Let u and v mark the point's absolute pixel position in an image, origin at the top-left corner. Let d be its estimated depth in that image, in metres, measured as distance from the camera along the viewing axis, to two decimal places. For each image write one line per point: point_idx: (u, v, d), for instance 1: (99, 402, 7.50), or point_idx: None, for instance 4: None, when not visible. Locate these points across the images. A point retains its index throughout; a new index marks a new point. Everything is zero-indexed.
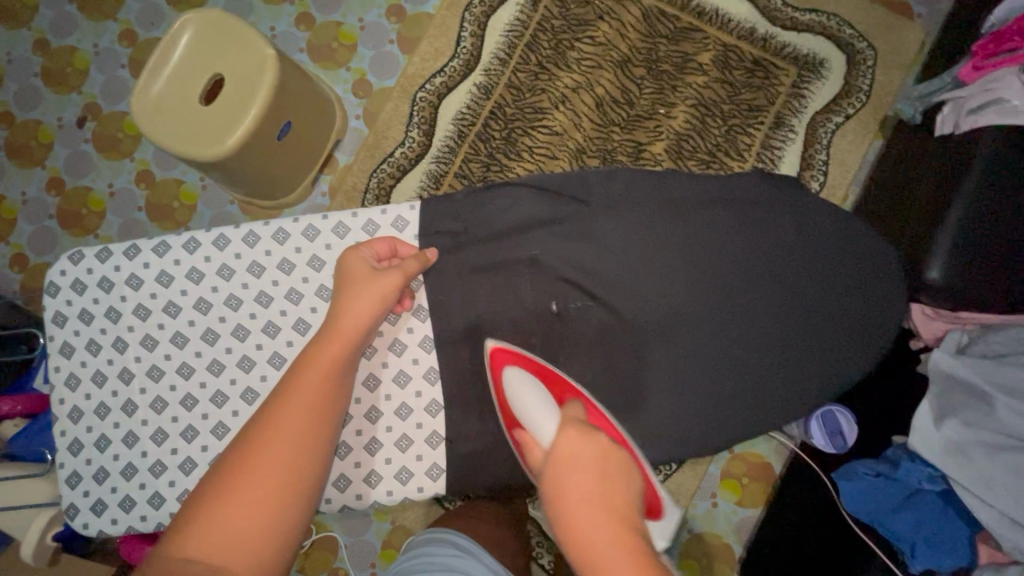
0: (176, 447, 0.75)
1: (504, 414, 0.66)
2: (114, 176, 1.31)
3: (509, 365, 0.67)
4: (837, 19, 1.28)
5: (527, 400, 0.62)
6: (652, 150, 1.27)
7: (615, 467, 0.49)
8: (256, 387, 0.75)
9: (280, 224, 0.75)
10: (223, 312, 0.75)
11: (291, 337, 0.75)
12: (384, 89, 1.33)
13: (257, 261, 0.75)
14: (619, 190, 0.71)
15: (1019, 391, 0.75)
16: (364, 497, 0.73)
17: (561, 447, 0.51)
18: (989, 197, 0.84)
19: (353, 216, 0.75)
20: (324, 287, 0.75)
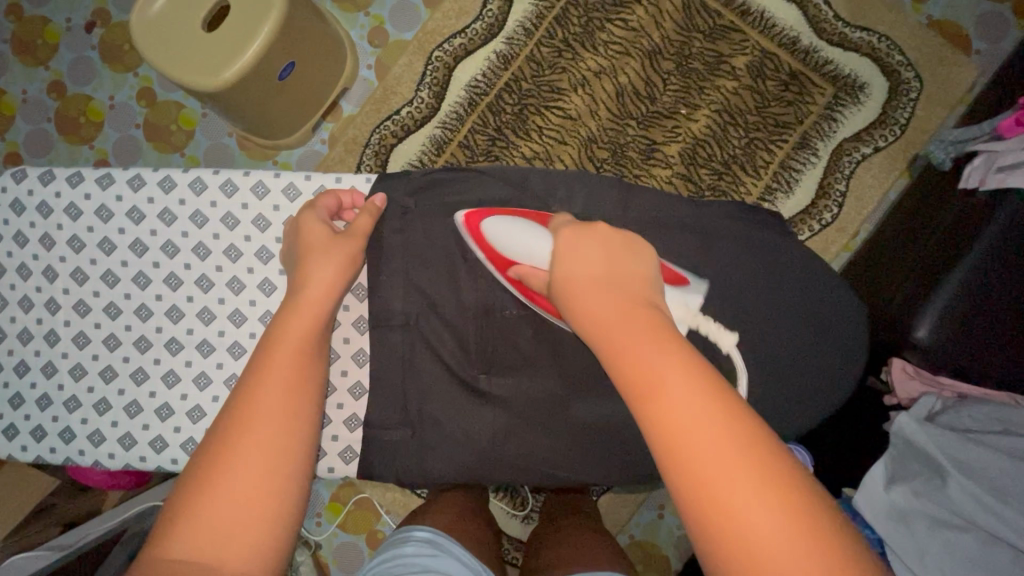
0: (124, 388, 0.75)
1: (493, 263, 0.66)
2: (116, 89, 1.28)
3: (487, 217, 0.66)
4: (888, 41, 1.20)
5: (512, 234, 0.63)
6: (666, 152, 1.21)
7: (624, 274, 0.51)
8: (213, 341, 0.75)
9: (260, 177, 0.75)
10: (160, 258, 0.75)
11: (254, 297, 0.75)
12: (401, 42, 1.27)
13: (201, 211, 0.75)
14: (601, 200, 0.69)
15: (975, 471, 0.73)
16: None
17: (564, 268, 0.53)
18: (997, 267, 0.80)
19: (306, 180, 0.74)
20: (265, 248, 0.74)
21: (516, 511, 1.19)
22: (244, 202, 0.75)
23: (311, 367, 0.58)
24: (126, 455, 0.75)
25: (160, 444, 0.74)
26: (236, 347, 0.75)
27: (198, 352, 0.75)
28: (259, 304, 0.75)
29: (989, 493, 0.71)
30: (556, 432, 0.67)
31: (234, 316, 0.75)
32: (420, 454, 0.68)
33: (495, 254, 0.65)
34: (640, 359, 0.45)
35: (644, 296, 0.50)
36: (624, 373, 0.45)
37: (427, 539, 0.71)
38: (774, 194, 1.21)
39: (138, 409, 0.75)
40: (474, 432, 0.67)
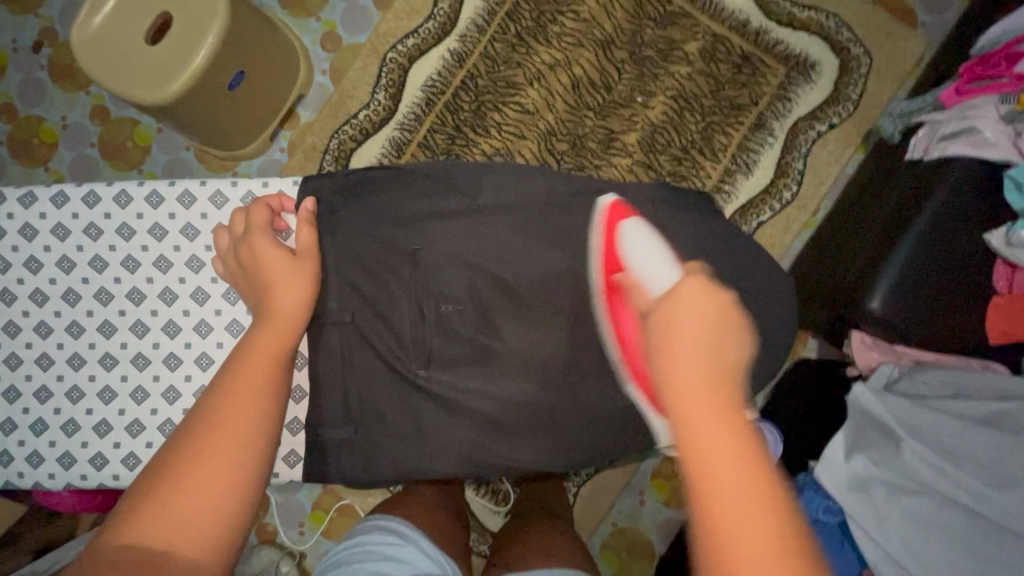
0: (60, 407, 0.74)
1: (602, 261, 0.62)
2: (68, 109, 1.26)
3: (628, 216, 0.60)
4: (836, 19, 1.21)
5: (647, 252, 0.54)
6: (624, 141, 1.22)
7: (727, 324, 0.46)
8: (148, 354, 0.75)
9: (187, 186, 0.75)
10: (87, 273, 0.75)
11: (187, 306, 0.75)
12: (354, 45, 1.27)
13: (127, 223, 0.75)
14: (544, 190, 0.69)
15: (927, 436, 0.74)
16: None
17: (680, 293, 0.47)
18: (942, 236, 0.82)
19: (233, 186, 0.75)
20: (195, 257, 0.75)
21: (498, 506, 1.19)
22: (171, 213, 0.75)
23: (284, 379, 0.59)
24: (66, 475, 0.74)
25: (100, 461, 0.74)
26: (171, 358, 0.75)
27: (133, 365, 0.75)
28: (194, 314, 0.75)
29: (940, 457, 0.73)
30: (508, 428, 0.66)
31: (168, 328, 0.75)
32: (375, 457, 0.68)
33: (610, 252, 0.60)
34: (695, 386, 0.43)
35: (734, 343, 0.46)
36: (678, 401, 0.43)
37: (393, 530, 0.71)
38: (733, 176, 1.22)
39: (76, 427, 0.74)
40: (425, 432, 0.67)
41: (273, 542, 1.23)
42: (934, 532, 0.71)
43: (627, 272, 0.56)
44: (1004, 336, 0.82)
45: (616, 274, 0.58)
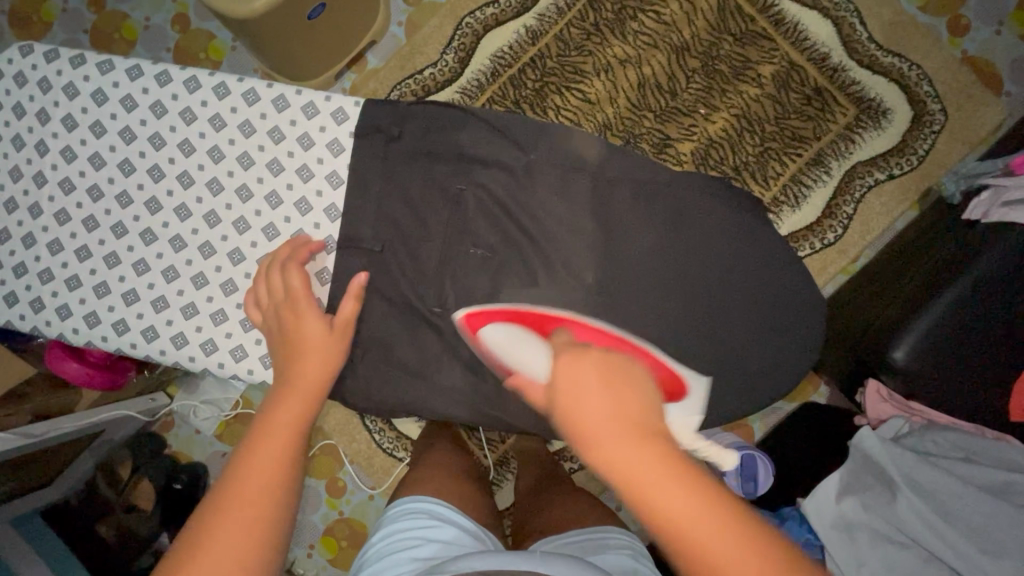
0: (68, 262, 0.73)
1: (497, 368, 0.63)
2: (152, 12, 1.30)
3: (488, 321, 0.62)
4: (919, 71, 1.19)
5: (513, 349, 0.58)
6: (680, 148, 1.21)
7: (617, 379, 0.48)
8: (157, 231, 0.73)
9: (253, 84, 0.73)
10: (115, 142, 0.73)
11: (201, 194, 0.73)
12: (434, 4, 1.28)
13: (162, 102, 0.73)
14: (593, 161, 0.68)
15: (925, 492, 0.73)
16: (226, 368, 0.73)
17: (564, 378, 0.48)
18: (985, 300, 0.80)
19: (267, 87, 0.73)
20: (217, 148, 0.73)
21: None
22: (205, 101, 0.73)
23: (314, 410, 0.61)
24: (60, 325, 0.73)
25: (94, 321, 0.73)
26: (177, 240, 0.73)
27: (140, 238, 0.73)
28: (235, 209, 0.73)
29: (937, 514, 0.71)
30: (508, 386, 0.67)
31: (180, 210, 0.73)
32: (375, 383, 0.69)
33: (496, 361, 0.62)
34: (649, 466, 0.44)
35: (639, 394, 0.48)
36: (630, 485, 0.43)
37: (425, 559, 0.56)
38: (780, 207, 1.20)
39: (78, 283, 0.73)
40: (431, 371, 0.68)
41: None
42: None
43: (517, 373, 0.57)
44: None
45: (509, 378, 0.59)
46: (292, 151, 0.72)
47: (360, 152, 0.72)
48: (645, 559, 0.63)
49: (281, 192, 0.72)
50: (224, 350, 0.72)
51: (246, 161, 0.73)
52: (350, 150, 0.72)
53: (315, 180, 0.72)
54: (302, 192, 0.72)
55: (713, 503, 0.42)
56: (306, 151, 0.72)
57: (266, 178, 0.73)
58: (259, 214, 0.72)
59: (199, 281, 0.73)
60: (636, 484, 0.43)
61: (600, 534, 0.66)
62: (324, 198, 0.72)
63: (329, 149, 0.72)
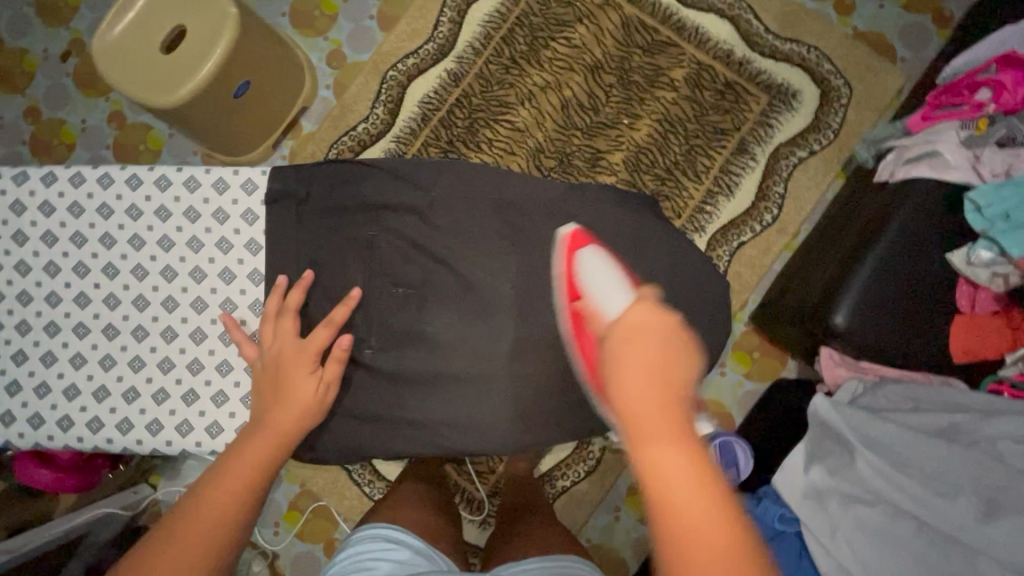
0: (5, 368, 0.74)
1: (566, 289, 0.61)
2: (88, 113, 1.34)
3: (582, 246, 0.62)
4: (817, 52, 1.26)
5: (598, 275, 0.56)
6: (609, 159, 1.26)
7: (681, 350, 0.48)
8: (89, 323, 0.75)
9: (164, 171, 0.76)
10: (37, 246, 0.75)
11: (127, 281, 0.75)
12: (358, 63, 1.34)
13: (79, 202, 0.75)
14: (509, 189, 0.72)
15: (880, 447, 0.75)
16: (175, 444, 0.74)
17: (632, 320, 0.49)
18: (908, 254, 0.84)
19: (177, 171, 0.76)
20: (137, 236, 0.75)
21: (473, 515, 1.19)
22: (120, 194, 0.76)
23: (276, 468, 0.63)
24: (5, 431, 0.73)
25: (38, 421, 0.73)
26: (110, 329, 0.75)
27: (73, 333, 0.75)
28: (162, 289, 0.75)
29: (892, 466, 0.73)
30: (463, 422, 0.67)
31: (108, 299, 0.75)
32: (335, 435, 0.70)
33: (571, 281, 0.60)
34: (668, 433, 0.44)
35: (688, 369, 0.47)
36: (638, 437, 0.44)
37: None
38: (714, 198, 1.25)
39: (18, 387, 0.74)
40: (385, 415, 0.69)
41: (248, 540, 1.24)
42: (886, 542, 0.71)
43: (585, 299, 0.56)
44: (967, 356, 0.84)
45: (576, 299, 0.58)
46: (209, 227, 0.75)
47: (286, 216, 0.74)
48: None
49: (204, 266, 0.75)
50: (168, 426, 0.73)
51: (166, 243, 0.75)
52: (263, 217, 0.74)
53: (234, 251, 0.75)
54: (223, 262, 0.75)
55: (716, 500, 0.43)
56: (222, 225, 0.75)
57: (188, 256, 0.75)
58: (186, 291, 0.75)
59: (137, 364, 0.74)
60: (641, 439, 0.44)
61: (561, 564, 0.70)
62: (245, 265, 0.74)
63: (243, 219, 0.75)
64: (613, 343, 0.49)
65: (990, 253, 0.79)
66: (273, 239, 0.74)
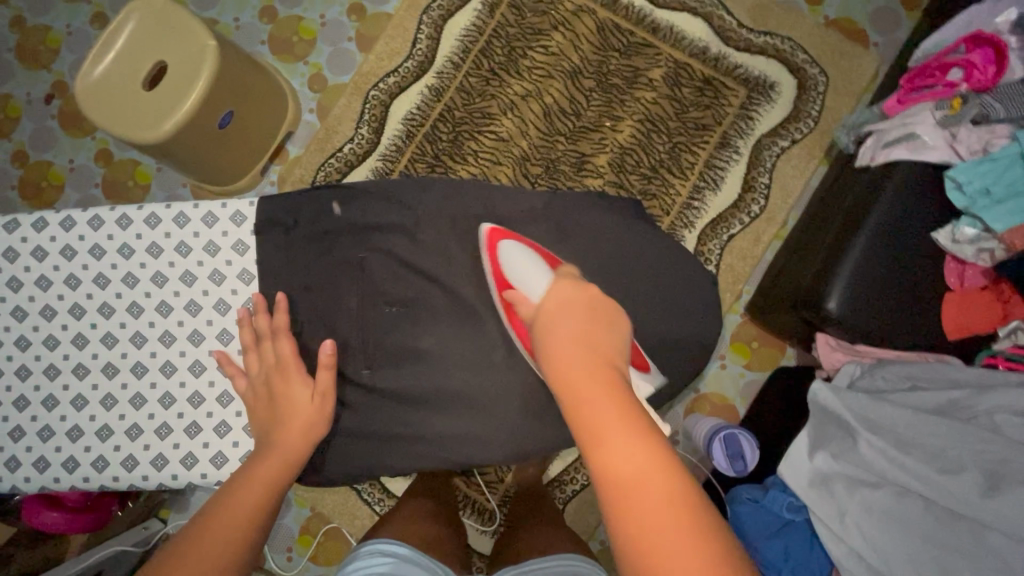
0: (7, 414, 0.74)
1: (495, 281, 0.67)
2: (75, 153, 1.35)
3: (507, 239, 0.67)
4: (791, 43, 1.28)
5: (523, 265, 0.64)
6: (595, 162, 1.27)
7: (599, 316, 0.55)
8: (88, 364, 0.75)
9: (153, 208, 0.76)
10: (33, 291, 0.76)
11: (124, 320, 0.75)
12: (339, 85, 1.36)
13: (70, 244, 0.76)
14: (496, 200, 0.73)
15: (883, 429, 0.76)
16: (181, 478, 0.74)
17: (554, 299, 0.57)
18: (894, 236, 0.85)
19: (166, 208, 0.76)
20: (130, 274, 0.76)
21: (485, 526, 1.19)
22: (110, 234, 0.76)
23: (281, 490, 0.63)
24: (11, 478, 0.73)
25: (43, 465, 0.73)
26: (109, 368, 0.75)
27: (73, 375, 0.75)
28: (159, 325, 0.75)
29: (896, 447, 0.74)
30: (468, 430, 0.68)
31: (106, 339, 0.75)
32: (341, 457, 0.71)
33: (500, 273, 0.66)
34: (598, 402, 0.48)
35: (611, 335, 0.54)
36: (571, 402, 0.50)
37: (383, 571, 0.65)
38: (702, 193, 1.26)
39: (21, 432, 0.74)
40: (389, 433, 0.70)
41: (262, 567, 1.23)
42: (895, 523, 0.72)
43: (515, 288, 0.63)
44: (959, 333, 0.86)
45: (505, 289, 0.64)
46: (201, 260, 0.76)
47: (277, 243, 0.75)
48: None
49: (198, 299, 0.75)
50: (173, 461, 0.73)
51: (160, 279, 0.75)
52: (254, 247, 0.75)
53: (227, 281, 0.75)
54: (217, 294, 0.75)
55: (665, 473, 0.45)
56: (213, 257, 0.75)
57: (182, 290, 0.75)
58: (182, 324, 0.75)
59: (138, 401, 0.74)
60: (575, 398, 0.49)
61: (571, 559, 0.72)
62: (239, 295, 0.75)
63: (234, 250, 0.75)
64: (542, 319, 0.56)
65: (974, 230, 0.81)
66: (267, 266, 0.74)
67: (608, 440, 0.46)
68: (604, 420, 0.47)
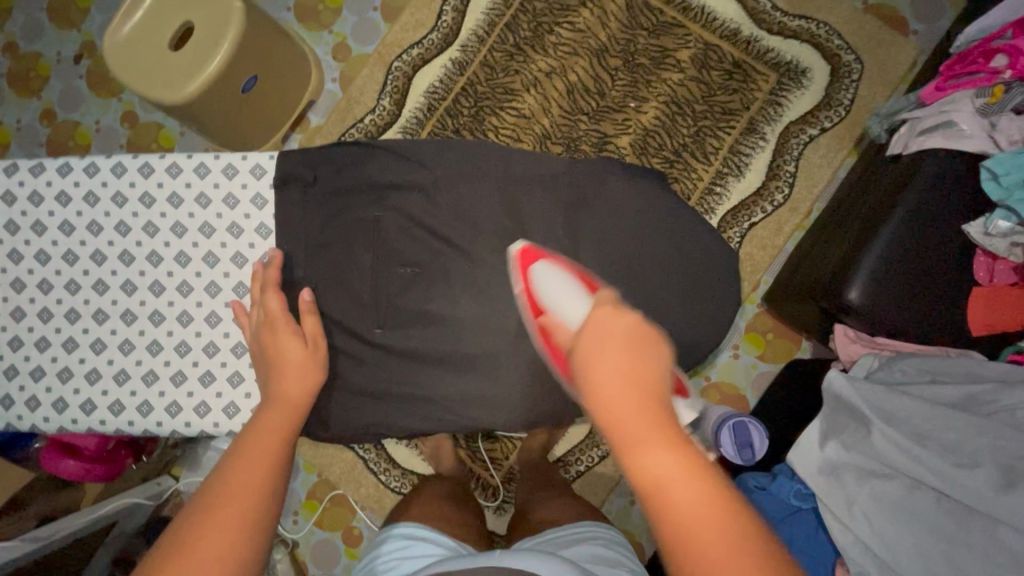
0: (29, 355, 0.76)
1: (528, 304, 0.61)
2: (101, 114, 1.37)
3: (538, 260, 0.61)
4: (827, 27, 1.24)
5: (557, 291, 0.56)
6: (618, 143, 1.26)
7: (651, 352, 0.46)
8: (107, 310, 0.76)
9: (175, 158, 0.77)
10: (56, 236, 0.77)
11: (143, 267, 0.76)
12: (363, 55, 1.35)
13: (94, 191, 0.77)
14: (514, 169, 0.72)
15: (896, 419, 0.75)
16: (193, 425, 0.75)
17: (598, 326, 0.48)
18: (923, 226, 0.83)
19: (188, 158, 0.77)
20: (150, 223, 0.77)
21: (488, 501, 1.20)
22: (133, 182, 0.77)
23: (293, 439, 0.62)
24: (31, 416, 0.75)
25: (62, 405, 0.75)
26: (128, 314, 0.76)
27: (93, 319, 0.76)
28: (177, 275, 0.76)
29: (910, 439, 0.72)
30: (477, 401, 0.68)
31: (126, 286, 0.76)
32: (348, 417, 0.71)
33: (532, 298, 0.60)
34: (640, 437, 0.43)
35: (663, 368, 0.46)
36: (617, 437, 0.44)
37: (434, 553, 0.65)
38: (725, 178, 1.23)
39: (42, 372, 0.76)
40: (399, 397, 0.70)
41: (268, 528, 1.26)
42: (904, 517, 0.71)
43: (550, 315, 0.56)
44: (987, 328, 0.83)
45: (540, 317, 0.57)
46: (220, 212, 0.76)
47: (295, 204, 0.75)
48: (619, 548, 0.68)
49: (216, 251, 0.76)
50: (187, 409, 0.75)
51: (179, 229, 0.76)
52: (273, 201, 0.76)
53: (246, 234, 0.76)
54: (235, 247, 0.76)
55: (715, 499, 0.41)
56: (232, 210, 0.76)
57: (201, 241, 0.76)
58: (200, 275, 0.76)
59: (154, 348, 0.76)
60: (619, 431, 0.43)
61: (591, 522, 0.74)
62: (257, 249, 0.76)
63: (253, 204, 0.76)
64: (580, 347, 0.48)
65: (1008, 223, 0.77)
66: (284, 225, 0.75)
67: (654, 466, 0.42)
68: (652, 453, 0.42)
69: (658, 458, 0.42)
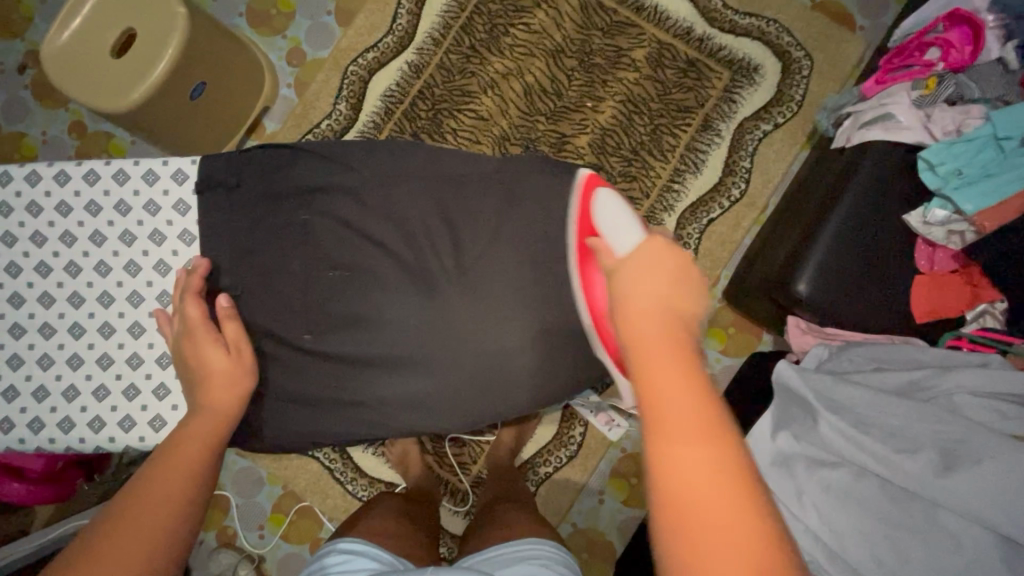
0: None
1: (578, 224, 0.64)
2: (48, 125, 1.33)
3: (601, 189, 0.64)
4: (776, 25, 1.26)
5: (611, 218, 0.59)
6: (575, 143, 1.26)
7: (686, 285, 0.49)
8: (24, 323, 0.74)
9: (92, 165, 0.75)
10: None
11: (61, 279, 0.74)
12: (318, 60, 1.33)
13: (7, 202, 0.74)
14: (456, 170, 0.71)
15: (843, 409, 0.76)
16: (118, 440, 0.73)
17: (645, 252, 0.51)
18: (866, 217, 0.84)
19: (105, 165, 0.75)
20: (67, 232, 0.74)
21: (457, 507, 1.18)
22: (48, 191, 0.75)
23: (219, 450, 0.61)
24: None
25: None
26: (45, 328, 0.74)
27: (9, 334, 0.74)
28: (97, 285, 0.74)
29: (855, 427, 0.74)
30: (427, 400, 0.68)
31: (43, 298, 0.74)
32: (295, 427, 0.70)
33: (587, 219, 0.63)
34: (661, 373, 0.43)
35: (695, 309, 0.48)
36: (639, 366, 0.44)
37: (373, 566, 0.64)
38: (682, 175, 1.24)
39: None
40: (345, 405, 0.69)
41: (232, 545, 1.23)
42: (852, 504, 0.72)
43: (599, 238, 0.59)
44: (928, 314, 0.84)
45: (590, 237, 0.61)
46: (141, 220, 0.75)
47: (235, 212, 0.73)
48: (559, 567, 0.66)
49: (138, 259, 0.74)
50: (111, 424, 0.73)
51: (98, 239, 0.74)
52: (196, 207, 0.74)
53: (168, 242, 0.74)
54: (157, 255, 0.74)
55: (724, 461, 0.40)
56: (153, 217, 0.75)
57: (121, 249, 0.74)
58: (121, 285, 0.74)
59: (75, 362, 0.73)
60: (645, 360, 0.44)
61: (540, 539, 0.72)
62: (180, 257, 0.74)
63: (175, 210, 0.75)
64: (622, 270, 0.50)
65: (945, 211, 0.80)
66: (222, 234, 0.73)
67: (669, 404, 0.42)
68: (668, 390, 0.42)
69: (679, 397, 0.42)
